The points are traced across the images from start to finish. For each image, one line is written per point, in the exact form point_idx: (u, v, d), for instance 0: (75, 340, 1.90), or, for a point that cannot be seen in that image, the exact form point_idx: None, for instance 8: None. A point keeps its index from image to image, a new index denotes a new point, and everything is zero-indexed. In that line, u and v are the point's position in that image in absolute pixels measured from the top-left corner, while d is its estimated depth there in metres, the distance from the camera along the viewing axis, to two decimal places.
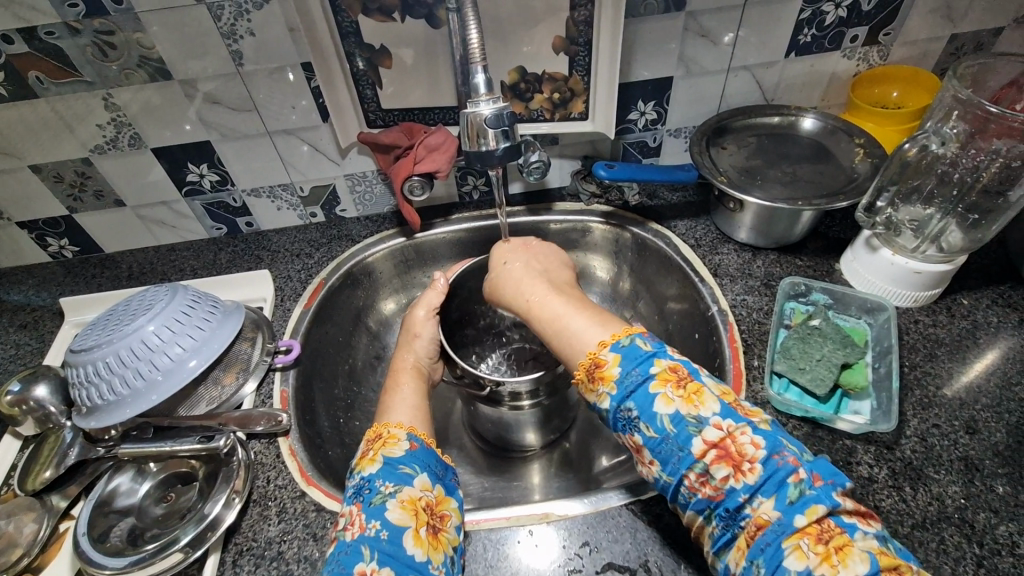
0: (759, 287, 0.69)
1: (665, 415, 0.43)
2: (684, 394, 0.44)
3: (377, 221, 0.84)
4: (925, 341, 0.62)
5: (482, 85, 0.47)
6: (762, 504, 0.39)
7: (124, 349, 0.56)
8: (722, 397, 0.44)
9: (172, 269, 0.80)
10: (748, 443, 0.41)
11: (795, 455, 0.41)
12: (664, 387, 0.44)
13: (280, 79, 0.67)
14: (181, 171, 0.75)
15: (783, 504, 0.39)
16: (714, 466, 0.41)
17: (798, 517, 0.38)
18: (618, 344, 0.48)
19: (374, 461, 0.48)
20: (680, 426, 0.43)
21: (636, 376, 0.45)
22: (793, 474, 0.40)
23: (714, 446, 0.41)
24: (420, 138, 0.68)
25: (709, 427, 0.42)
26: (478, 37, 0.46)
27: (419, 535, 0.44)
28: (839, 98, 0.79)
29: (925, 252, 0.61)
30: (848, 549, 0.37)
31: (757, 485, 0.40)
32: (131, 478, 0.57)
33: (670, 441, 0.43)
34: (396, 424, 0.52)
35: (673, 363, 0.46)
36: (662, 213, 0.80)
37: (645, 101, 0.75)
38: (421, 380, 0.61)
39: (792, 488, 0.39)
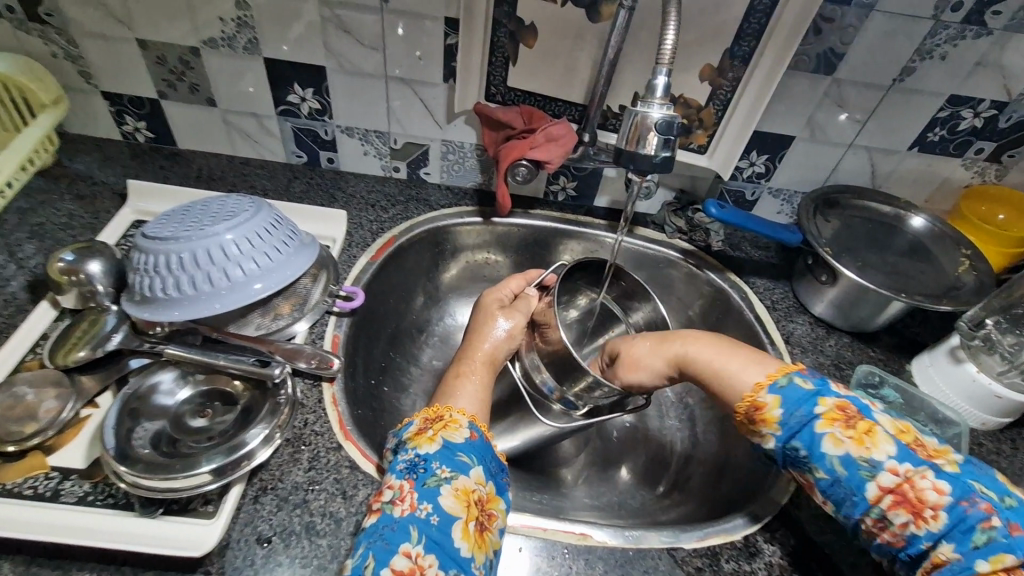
0: (829, 366, 0.67)
1: (834, 457, 0.44)
2: (854, 436, 0.44)
3: (456, 193, 0.82)
4: (986, 466, 0.60)
5: (660, 88, 0.47)
6: (944, 549, 0.41)
7: (201, 250, 0.53)
8: (896, 438, 0.44)
9: (242, 183, 0.78)
10: (927, 491, 0.41)
11: (988, 502, 0.41)
12: (832, 428, 0.45)
13: (419, 27, 0.65)
14: (284, 89, 0.73)
15: (966, 548, 0.40)
16: (890, 513, 0.42)
17: (981, 564, 0.39)
18: (776, 385, 0.48)
19: (433, 441, 0.47)
20: (854, 471, 0.44)
21: (802, 415, 0.46)
22: (986, 522, 0.40)
23: (890, 492, 0.42)
24: (543, 125, 0.66)
25: (884, 473, 0.43)
26: (676, 39, 0.46)
27: (467, 528, 0.42)
28: (943, 205, 0.79)
29: (1009, 378, 0.59)
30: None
31: (942, 529, 0.41)
32: (174, 380, 0.53)
33: (841, 485, 0.44)
34: (457, 410, 0.52)
35: (840, 402, 0.46)
36: (742, 266, 0.78)
37: (759, 153, 0.75)
38: (491, 373, 0.61)
39: (982, 534, 0.40)
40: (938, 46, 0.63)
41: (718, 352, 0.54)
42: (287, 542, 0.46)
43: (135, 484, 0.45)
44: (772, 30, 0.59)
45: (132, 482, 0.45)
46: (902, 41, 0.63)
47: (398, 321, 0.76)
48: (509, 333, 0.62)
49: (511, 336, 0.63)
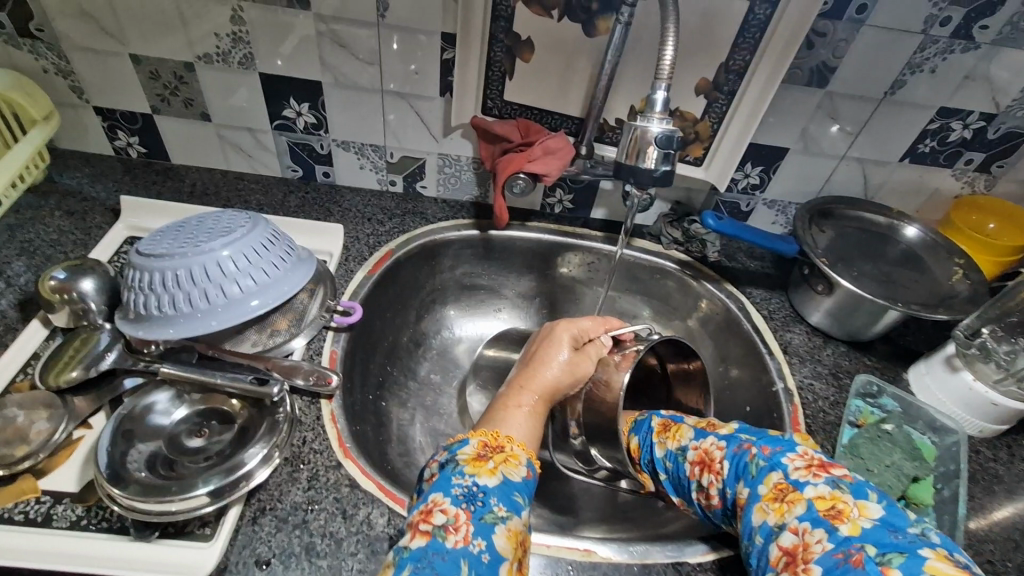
0: (827, 375, 0.68)
1: (663, 457, 0.52)
2: (670, 437, 0.53)
3: (453, 206, 0.82)
4: (985, 474, 0.61)
5: (660, 103, 0.49)
6: (738, 488, 0.44)
7: (197, 266, 0.52)
8: (697, 426, 0.52)
9: (236, 197, 0.77)
10: (714, 449, 0.48)
11: (750, 441, 0.46)
12: (659, 436, 0.54)
13: (415, 42, 0.65)
14: (280, 104, 0.73)
15: (749, 479, 0.43)
16: (702, 478, 0.48)
17: (760, 487, 0.42)
18: (631, 429, 0.59)
19: (493, 474, 0.44)
20: (676, 462, 0.51)
21: (644, 434, 0.56)
22: (750, 454, 0.45)
23: (698, 462, 0.48)
24: (540, 138, 0.66)
25: (690, 450, 0.50)
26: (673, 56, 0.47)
27: (512, 571, 0.40)
28: (934, 215, 0.80)
29: (1006, 387, 0.60)
30: (793, 498, 0.39)
31: (728, 476, 0.45)
32: (169, 400, 0.52)
33: (676, 478, 0.51)
34: (516, 443, 0.49)
35: (665, 421, 0.56)
36: (738, 276, 0.79)
37: (753, 164, 0.75)
38: (547, 407, 0.56)
39: (749, 464, 0.44)
40: (927, 60, 0.64)
41: None
42: (287, 564, 0.45)
43: (128, 507, 0.43)
44: (767, 44, 0.59)
45: (125, 505, 0.43)
46: (892, 55, 0.64)
47: (395, 335, 0.75)
48: (570, 367, 0.58)
49: (578, 376, 0.58)
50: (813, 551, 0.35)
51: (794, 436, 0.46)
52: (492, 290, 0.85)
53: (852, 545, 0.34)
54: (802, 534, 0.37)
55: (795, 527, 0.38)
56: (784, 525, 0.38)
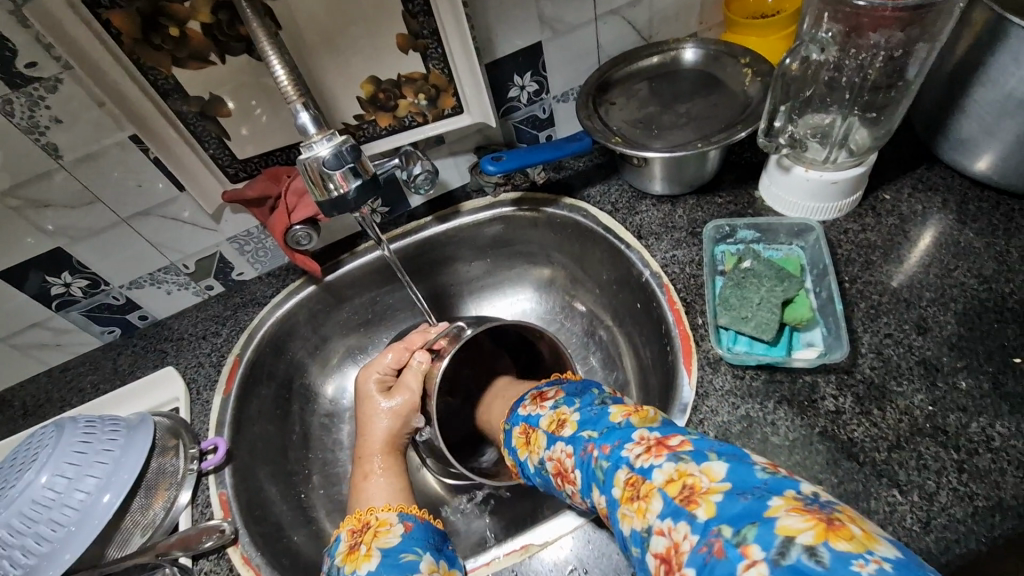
0: (685, 238, 0.65)
1: (533, 472, 0.49)
2: (529, 450, 0.49)
3: (280, 275, 0.77)
4: (859, 249, 0.59)
5: (310, 124, 0.46)
6: (597, 494, 0.41)
7: (16, 516, 0.49)
8: (546, 431, 0.47)
9: (72, 391, 0.72)
10: (563, 459, 0.45)
11: (591, 438, 0.43)
12: (523, 450, 0.50)
13: (110, 160, 0.59)
14: (42, 287, 0.67)
15: (602, 486, 0.40)
16: (567, 488, 0.45)
17: (614, 491, 0.39)
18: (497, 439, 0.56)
19: (370, 556, 0.45)
20: (543, 475, 0.48)
21: (510, 452, 0.52)
22: (594, 458, 0.42)
23: (558, 474, 0.46)
24: (287, 183, 0.62)
25: (547, 463, 0.47)
26: (285, 78, 0.44)
27: None
28: (716, 19, 0.74)
29: (836, 160, 0.58)
30: (646, 493, 0.36)
31: (586, 485, 0.43)
32: None
33: (550, 489, 0.48)
34: (380, 508, 0.51)
35: (520, 427, 0.51)
36: (572, 184, 0.75)
37: (521, 74, 0.68)
38: (397, 454, 0.60)
39: (596, 470, 0.41)
40: None
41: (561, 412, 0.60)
42: None
43: None
44: None
45: None
46: None
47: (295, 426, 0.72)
48: (396, 410, 0.62)
49: (410, 410, 0.62)
50: (683, 553, 0.32)
51: (627, 414, 0.43)
52: (368, 325, 0.81)
53: (709, 532, 0.31)
54: (667, 535, 0.34)
55: (659, 529, 0.34)
56: (649, 529, 0.35)
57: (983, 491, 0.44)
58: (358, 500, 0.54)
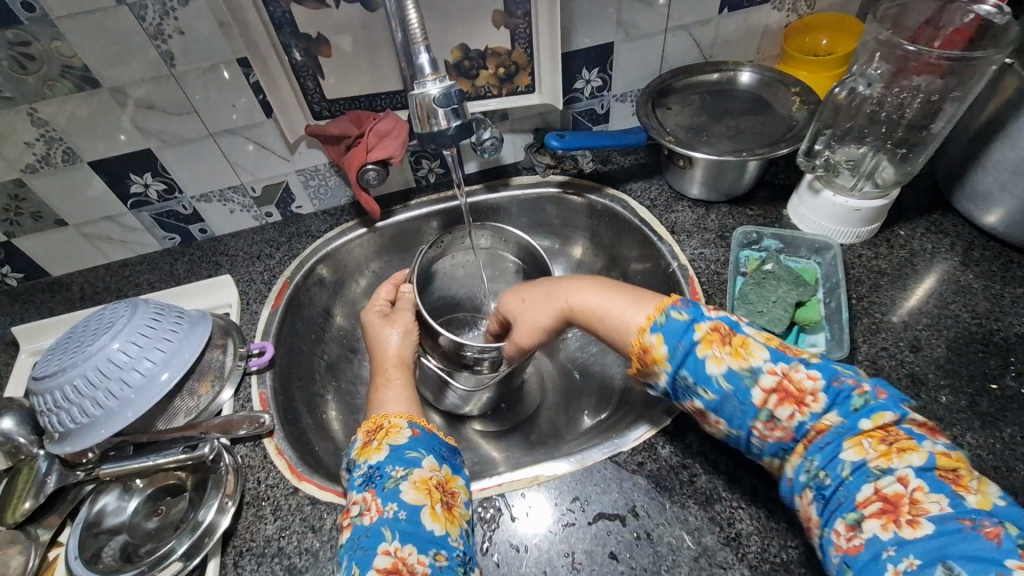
0: (714, 240, 0.71)
1: (718, 375, 0.45)
2: (732, 349, 0.45)
3: (335, 214, 0.83)
4: (869, 273, 0.65)
5: (427, 66, 0.52)
6: (832, 414, 0.42)
7: (91, 370, 0.55)
8: (765, 343, 0.45)
9: (128, 285, 0.78)
10: (805, 378, 0.43)
11: (853, 377, 0.44)
12: (711, 348, 0.45)
13: (215, 76, 0.65)
14: (124, 183, 0.72)
15: (850, 411, 0.42)
16: (778, 408, 0.43)
17: (867, 423, 0.41)
18: (656, 325, 0.48)
19: (380, 449, 0.50)
20: (737, 382, 0.44)
21: (680, 347, 0.46)
22: (856, 390, 0.42)
23: (773, 390, 0.43)
24: (370, 125, 0.69)
25: (764, 374, 0.44)
26: (418, 19, 0.50)
27: (435, 510, 0.46)
28: (773, 50, 0.81)
29: (862, 189, 0.64)
30: (908, 447, 0.39)
31: (833, 405, 0.42)
32: (118, 497, 0.56)
33: (730, 399, 0.45)
34: (395, 414, 0.54)
35: (713, 324, 0.46)
36: (617, 177, 0.81)
37: (590, 68, 0.74)
38: (407, 370, 0.64)
39: (860, 398, 0.42)
40: None
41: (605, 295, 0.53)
42: None
43: None
44: None
45: None
46: None
47: (327, 352, 0.78)
48: (405, 332, 0.67)
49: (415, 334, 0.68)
50: (930, 511, 0.36)
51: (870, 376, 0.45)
52: None
53: (982, 518, 0.35)
54: (913, 489, 0.37)
55: (906, 478, 0.38)
56: (891, 471, 0.38)
57: None
58: (376, 407, 0.57)
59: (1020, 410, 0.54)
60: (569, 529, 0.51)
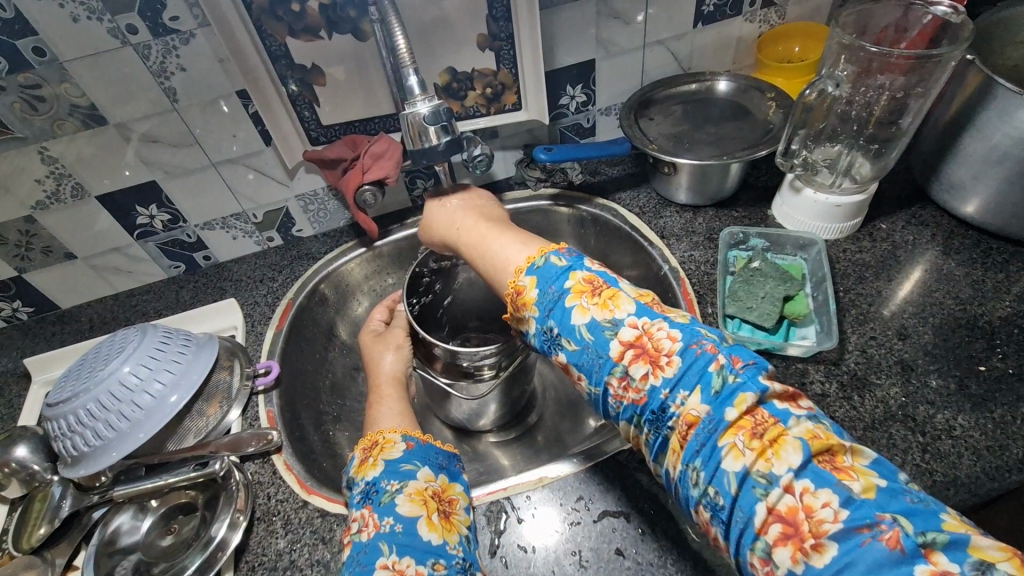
0: (703, 242, 0.73)
1: (582, 325, 0.44)
2: (600, 301, 0.45)
3: (334, 235, 0.85)
4: (854, 266, 0.67)
5: (416, 87, 0.55)
6: (689, 400, 0.40)
7: (103, 393, 0.57)
8: (636, 300, 0.45)
9: (136, 314, 0.80)
10: (664, 339, 0.42)
11: (714, 344, 0.42)
12: (580, 299, 0.45)
13: (216, 109, 0.68)
14: (130, 216, 0.75)
15: (710, 397, 0.39)
16: (633, 366, 0.42)
17: (729, 411, 0.38)
18: (533, 266, 0.49)
19: (375, 465, 0.51)
20: (599, 333, 0.44)
21: (553, 293, 0.47)
22: (714, 361, 0.40)
23: (631, 346, 0.43)
24: (365, 148, 0.72)
25: (625, 327, 0.43)
26: (406, 46, 0.54)
27: (431, 521, 0.46)
28: (749, 60, 0.84)
29: (841, 186, 0.66)
30: (781, 440, 0.36)
31: (681, 377, 0.40)
32: (132, 517, 0.57)
33: (590, 351, 0.44)
34: (389, 430, 0.56)
35: (589, 275, 0.47)
36: (606, 188, 0.84)
37: (574, 85, 0.77)
38: (400, 386, 0.66)
39: (716, 376, 0.39)
40: None
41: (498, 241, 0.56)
42: None
43: None
44: None
45: None
46: None
47: (332, 370, 0.79)
48: (397, 350, 0.69)
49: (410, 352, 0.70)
50: (823, 520, 0.33)
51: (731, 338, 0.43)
52: None
53: (880, 518, 0.32)
54: (802, 496, 0.34)
55: (790, 484, 0.35)
56: (774, 479, 0.35)
57: (942, 469, 0.51)
58: (371, 422, 0.59)
59: (1008, 390, 0.55)
60: (575, 528, 0.52)
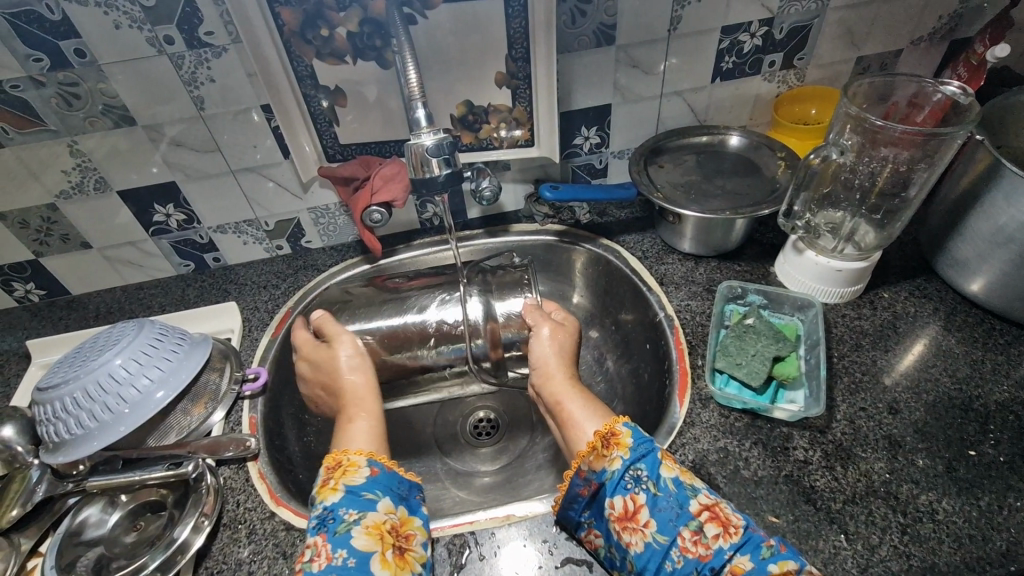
0: (702, 292, 0.73)
1: (668, 477, 0.49)
2: (681, 468, 0.50)
3: (341, 250, 0.87)
4: (851, 333, 0.66)
5: (423, 120, 0.57)
6: (741, 556, 0.44)
7: (92, 383, 0.58)
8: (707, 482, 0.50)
9: (140, 307, 0.82)
10: (732, 514, 0.46)
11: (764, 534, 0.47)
12: (667, 458, 0.50)
13: (240, 120, 0.70)
14: (148, 213, 0.77)
15: (759, 557, 0.43)
16: (706, 525, 0.45)
17: (772, 566, 0.43)
18: (629, 420, 0.53)
19: (336, 490, 0.50)
20: (681, 489, 0.48)
21: (647, 446, 0.51)
22: (764, 540, 0.45)
23: (707, 508, 0.47)
24: (377, 170, 0.74)
25: (702, 493, 0.48)
26: (416, 80, 0.56)
27: (385, 558, 0.46)
28: (765, 117, 0.85)
29: (844, 251, 0.66)
30: None
31: (742, 543, 0.44)
32: (101, 510, 0.58)
33: (670, 500, 0.47)
34: (354, 452, 0.54)
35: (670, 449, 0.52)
36: (612, 229, 0.85)
37: (588, 127, 0.79)
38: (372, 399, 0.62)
39: (766, 547, 0.44)
40: None
41: (589, 412, 0.58)
42: None
43: None
44: (535, 26, 0.66)
45: None
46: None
47: None
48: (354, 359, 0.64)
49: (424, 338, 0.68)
50: None
51: None
52: None
53: None
54: None
55: None
56: None
57: (920, 554, 0.49)
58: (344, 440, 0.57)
59: (998, 478, 0.53)
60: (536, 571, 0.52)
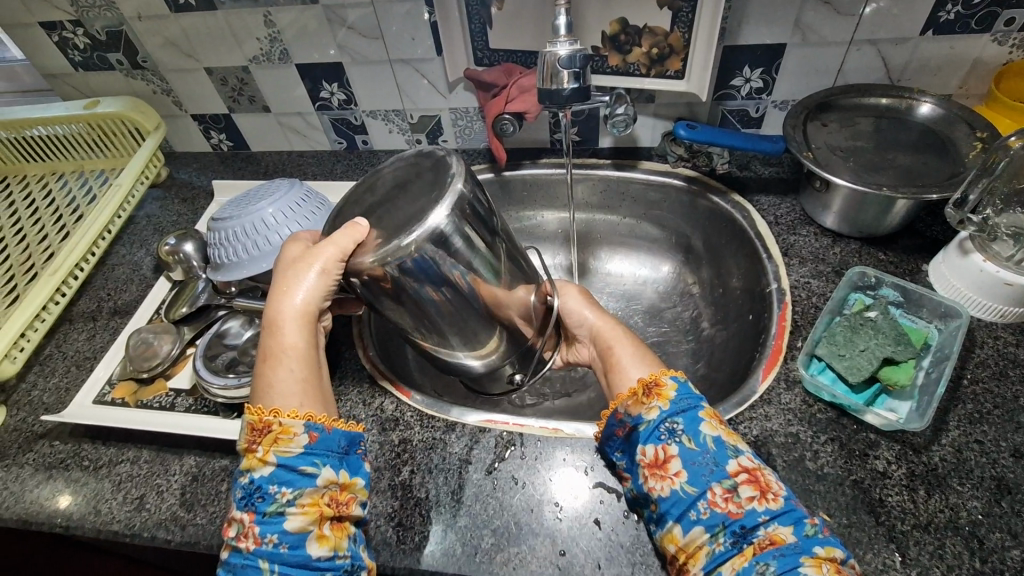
0: (828, 273, 0.66)
1: (708, 434, 0.48)
2: (725, 429, 0.49)
3: (472, 154, 0.91)
4: (999, 358, 0.56)
5: (562, 28, 0.57)
6: (779, 528, 0.42)
7: (248, 223, 0.69)
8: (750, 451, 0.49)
9: (299, 172, 0.95)
10: (773, 482, 0.45)
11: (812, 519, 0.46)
12: (710, 417, 0.49)
13: (404, 11, 0.74)
14: (317, 88, 0.87)
15: (802, 533, 0.42)
16: (742, 486, 0.45)
17: (816, 547, 0.41)
18: (677, 375, 0.53)
19: (265, 463, 0.45)
20: (722, 448, 0.47)
21: (689, 402, 0.50)
22: (808, 520, 0.44)
23: (746, 471, 0.46)
24: (516, 79, 0.75)
25: (744, 456, 0.47)
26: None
27: (323, 535, 0.44)
28: (981, 88, 0.70)
29: (1021, 262, 0.55)
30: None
31: (784, 512, 0.43)
32: (241, 324, 0.71)
33: (707, 456, 0.47)
34: (284, 410, 0.46)
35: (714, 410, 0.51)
36: (747, 185, 0.78)
37: (752, 67, 0.72)
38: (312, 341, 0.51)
39: (810, 525, 0.43)
40: None
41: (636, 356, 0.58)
42: None
43: (226, 394, 0.63)
44: None
45: (223, 394, 0.63)
46: None
47: None
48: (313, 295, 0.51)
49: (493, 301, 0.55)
50: None
51: None
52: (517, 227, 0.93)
53: None
54: None
55: None
56: None
57: None
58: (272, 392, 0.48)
59: None
60: (567, 482, 0.55)
